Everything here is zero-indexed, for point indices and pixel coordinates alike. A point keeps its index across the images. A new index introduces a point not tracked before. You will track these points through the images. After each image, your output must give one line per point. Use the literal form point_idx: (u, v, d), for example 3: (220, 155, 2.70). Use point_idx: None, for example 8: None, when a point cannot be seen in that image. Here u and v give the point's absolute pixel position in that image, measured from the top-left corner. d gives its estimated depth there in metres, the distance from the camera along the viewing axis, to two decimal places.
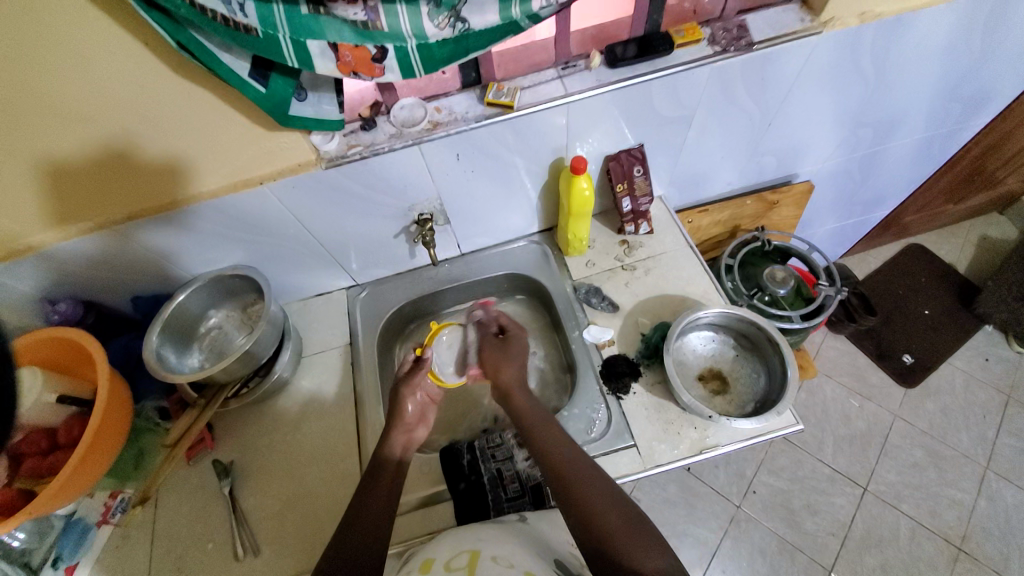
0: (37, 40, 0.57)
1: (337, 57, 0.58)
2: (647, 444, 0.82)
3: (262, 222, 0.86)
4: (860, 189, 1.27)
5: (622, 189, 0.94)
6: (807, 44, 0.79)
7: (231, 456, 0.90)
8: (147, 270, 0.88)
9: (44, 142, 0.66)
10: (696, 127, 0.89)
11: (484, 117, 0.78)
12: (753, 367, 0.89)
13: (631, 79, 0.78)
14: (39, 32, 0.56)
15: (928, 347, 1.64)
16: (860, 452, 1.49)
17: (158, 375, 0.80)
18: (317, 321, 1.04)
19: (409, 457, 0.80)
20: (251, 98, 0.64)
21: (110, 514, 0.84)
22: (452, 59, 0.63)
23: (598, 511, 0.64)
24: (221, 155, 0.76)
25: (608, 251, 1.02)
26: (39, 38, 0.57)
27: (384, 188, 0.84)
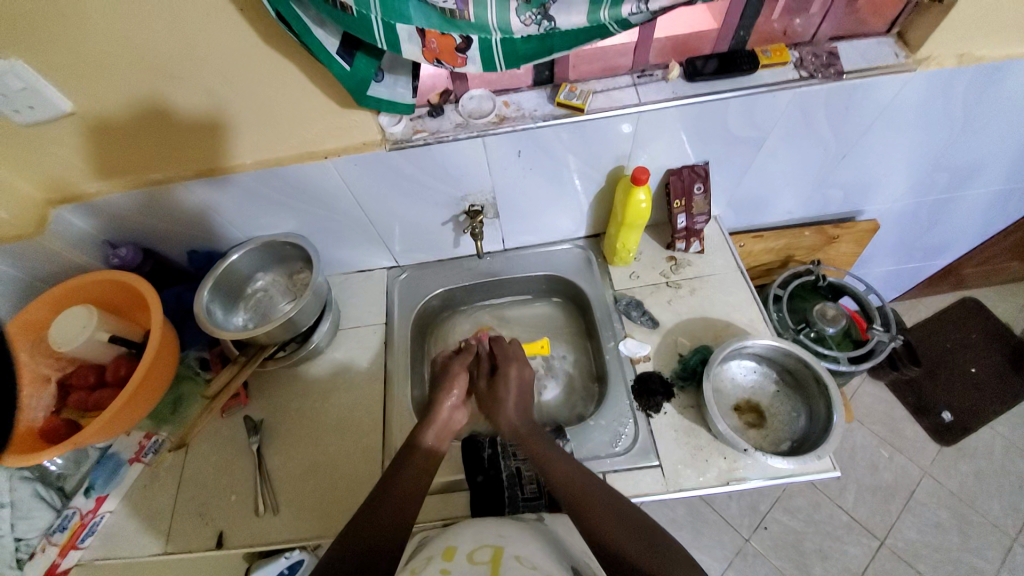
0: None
1: (423, 43, 0.58)
2: (671, 466, 0.81)
3: (319, 194, 0.87)
4: (925, 234, 1.21)
5: (679, 205, 0.91)
6: (899, 80, 0.75)
7: (263, 416, 0.93)
8: (206, 226, 0.91)
9: (130, 97, 0.70)
10: (765, 151, 0.87)
11: (553, 117, 0.77)
12: (793, 405, 0.86)
13: (708, 95, 0.76)
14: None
15: (971, 407, 1.55)
16: (882, 504, 1.43)
17: (206, 330, 0.83)
18: (357, 297, 1.06)
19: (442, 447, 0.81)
20: (335, 74, 0.64)
21: (142, 454, 0.88)
22: (533, 57, 0.62)
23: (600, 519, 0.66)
24: (291, 124, 0.77)
25: (653, 266, 1.00)
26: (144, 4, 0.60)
27: (442, 175, 0.85)
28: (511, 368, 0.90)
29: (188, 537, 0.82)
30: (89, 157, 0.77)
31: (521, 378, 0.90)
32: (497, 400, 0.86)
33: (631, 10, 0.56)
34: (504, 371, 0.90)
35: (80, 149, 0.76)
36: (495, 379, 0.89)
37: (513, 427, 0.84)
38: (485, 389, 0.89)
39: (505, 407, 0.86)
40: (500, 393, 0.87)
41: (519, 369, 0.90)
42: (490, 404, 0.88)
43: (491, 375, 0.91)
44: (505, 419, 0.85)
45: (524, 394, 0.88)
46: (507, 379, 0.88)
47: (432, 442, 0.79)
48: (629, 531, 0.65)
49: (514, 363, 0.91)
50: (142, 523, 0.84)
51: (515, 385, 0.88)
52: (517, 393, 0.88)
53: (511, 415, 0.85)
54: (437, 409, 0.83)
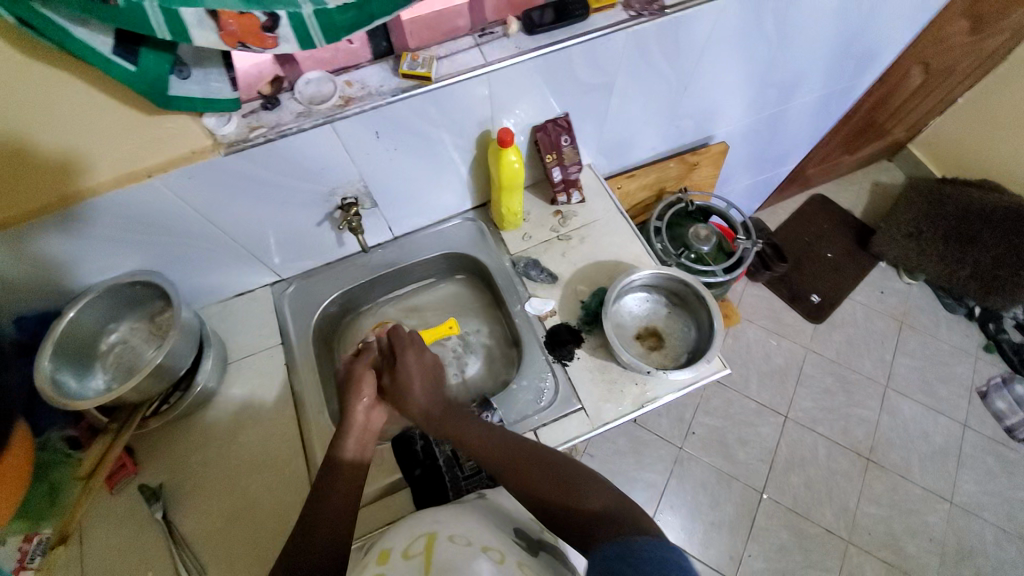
0: None
1: (219, 27, 0.51)
2: (594, 405, 0.85)
3: (160, 221, 0.76)
4: (770, 145, 1.36)
5: (551, 160, 0.93)
6: (717, 8, 0.82)
7: (160, 479, 0.83)
8: (24, 286, 0.76)
9: None
10: (618, 94, 0.90)
11: (402, 89, 0.73)
12: (683, 321, 0.94)
13: (551, 45, 0.76)
14: None
15: (833, 286, 1.82)
16: (780, 385, 1.65)
17: (58, 404, 0.71)
18: (242, 323, 0.96)
19: (368, 455, 0.77)
20: (120, 78, 0.55)
21: (28, 559, 0.74)
22: (355, 28, 0.56)
23: (526, 468, 0.69)
24: (87, 146, 0.65)
25: (543, 223, 1.02)
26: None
27: (300, 173, 0.78)
28: (410, 355, 0.85)
29: None
30: None
31: (424, 364, 0.85)
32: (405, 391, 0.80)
33: None
34: (402, 357, 0.84)
35: None
36: (395, 369, 0.83)
37: (425, 413, 0.80)
38: (388, 376, 0.84)
39: (410, 391, 0.81)
40: (406, 381, 0.82)
41: (418, 356, 0.85)
42: (394, 394, 0.82)
43: (392, 368, 0.85)
44: (414, 404, 0.80)
45: (431, 371, 0.84)
46: (408, 363, 0.83)
47: (357, 454, 0.75)
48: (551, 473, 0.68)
49: (412, 350, 0.85)
50: None
51: (420, 368, 0.84)
52: (420, 372, 0.83)
53: (420, 399, 0.81)
54: (351, 414, 0.78)
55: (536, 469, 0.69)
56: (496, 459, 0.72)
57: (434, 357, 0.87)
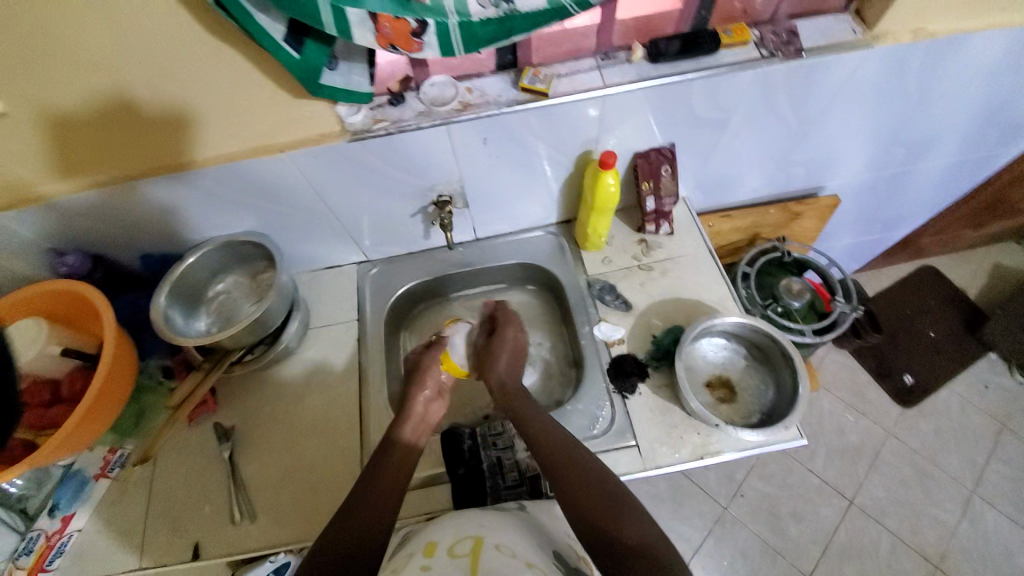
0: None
1: (376, 28, 0.55)
2: (649, 445, 0.82)
3: (278, 191, 0.84)
4: (884, 206, 1.25)
5: (646, 188, 0.92)
6: (857, 57, 0.77)
7: (233, 422, 0.90)
8: (160, 229, 0.87)
9: (61, 94, 0.65)
10: (731, 132, 0.88)
11: (517, 102, 0.76)
12: (761, 379, 0.89)
13: (671, 76, 0.76)
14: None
15: (930, 369, 1.63)
16: (849, 466, 1.50)
17: (167, 338, 0.79)
18: (326, 295, 1.03)
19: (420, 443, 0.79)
20: (283, 63, 0.61)
21: (108, 469, 0.85)
22: (492, 41, 0.60)
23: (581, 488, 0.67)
24: (240, 118, 0.74)
25: (625, 249, 1.01)
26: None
27: (406, 166, 0.82)
28: (507, 334, 0.94)
29: (161, 552, 0.80)
30: (23, 161, 0.72)
31: (515, 346, 0.93)
32: (493, 352, 0.91)
33: None
34: (501, 333, 0.94)
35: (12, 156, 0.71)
36: (492, 336, 0.95)
37: (501, 385, 0.87)
38: (482, 346, 0.95)
39: (498, 362, 0.90)
40: (495, 352, 0.91)
41: (512, 335, 0.94)
42: (483, 358, 0.93)
43: (489, 334, 0.97)
44: (494, 375, 0.88)
45: (518, 355, 0.93)
46: (504, 339, 0.93)
47: (410, 437, 0.78)
48: (604, 500, 0.65)
49: (510, 330, 0.95)
50: (112, 540, 0.81)
51: (513, 347, 0.93)
52: (510, 354, 0.92)
53: (501, 368, 0.89)
54: (411, 403, 0.82)
55: (590, 493, 0.66)
56: (559, 469, 0.70)
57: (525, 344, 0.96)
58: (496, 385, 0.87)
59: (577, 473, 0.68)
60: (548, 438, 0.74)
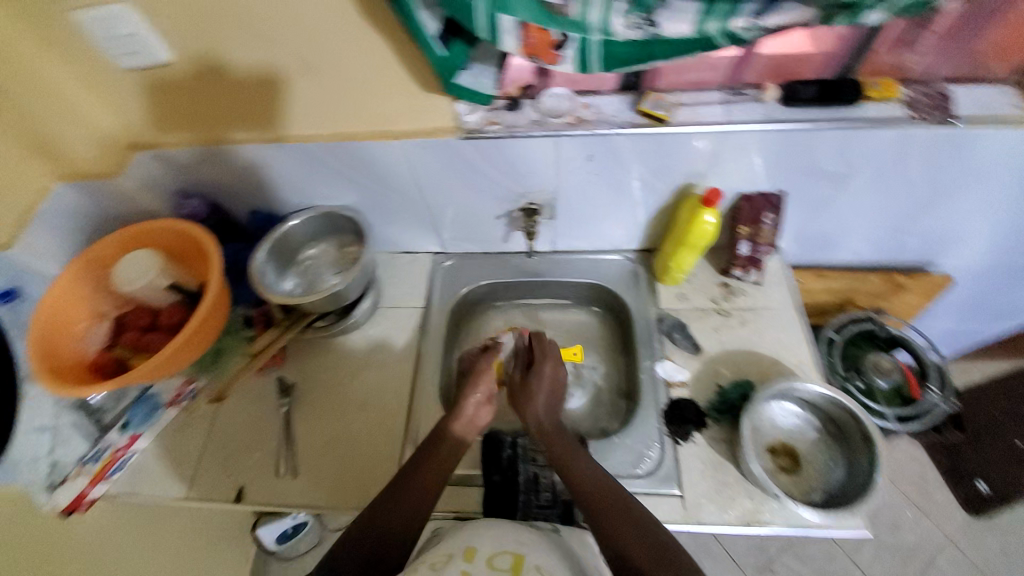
0: None
1: (523, 37, 0.57)
2: (695, 499, 0.78)
3: (379, 171, 0.87)
4: (997, 297, 1.13)
5: (743, 232, 0.88)
6: (1011, 135, 0.70)
7: (294, 379, 0.94)
8: (268, 188, 0.93)
9: (219, 50, 0.72)
10: (847, 190, 0.82)
11: (631, 125, 0.75)
12: (830, 456, 0.82)
13: (803, 122, 0.72)
14: None
15: (1010, 481, 1.46)
16: (898, 569, 1.36)
17: (257, 289, 0.85)
18: (399, 277, 1.06)
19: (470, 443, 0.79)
20: (429, 58, 0.63)
21: (179, 399, 0.90)
22: (630, 62, 0.60)
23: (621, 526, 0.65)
24: (368, 102, 0.78)
25: (704, 290, 0.97)
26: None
27: (505, 169, 0.83)
28: (545, 368, 0.85)
29: (209, 487, 0.84)
30: (173, 106, 0.81)
31: (554, 380, 0.85)
32: (530, 396, 0.81)
33: (743, 25, 0.54)
34: (541, 365, 0.85)
35: (165, 100, 0.80)
36: (530, 375, 0.84)
37: (540, 422, 0.80)
38: (518, 383, 0.85)
39: (534, 402, 0.81)
40: (533, 388, 0.82)
41: (552, 371, 0.85)
42: (518, 394, 0.84)
43: (527, 370, 0.86)
44: (532, 415, 0.81)
45: (557, 388, 0.85)
46: (540, 373, 0.84)
47: (461, 433, 0.77)
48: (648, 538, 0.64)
49: (549, 363, 0.86)
50: (169, 465, 0.87)
51: (551, 386, 0.84)
52: (550, 388, 0.84)
53: (540, 411, 0.81)
54: (461, 406, 0.79)
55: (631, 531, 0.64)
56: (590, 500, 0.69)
57: (564, 379, 0.87)
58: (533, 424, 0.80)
59: (619, 507, 0.67)
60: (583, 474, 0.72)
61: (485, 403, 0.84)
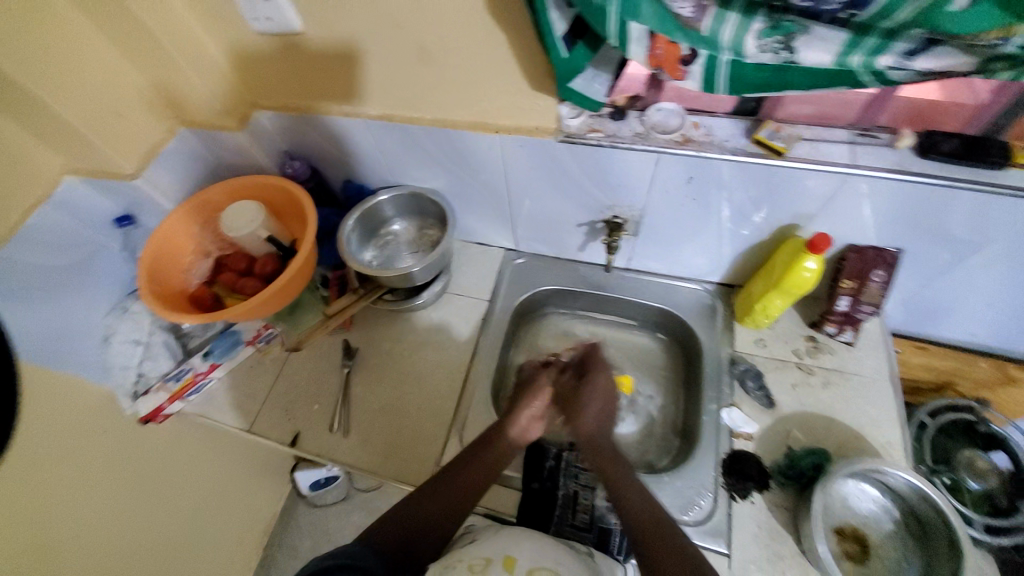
0: None
1: (650, 48, 0.55)
2: (742, 563, 0.72)
3: (472, 162, 0.89)
4: None
5: (846, 287, 0.80)
6: None
7: (359, 344, 0.99)
8: (366, 162, 0.98)
9: (345, 26, 0.75)
10: (979, 260, 0.73)
11: (743, 153, 0.70)
12: (906, 555, 0.73)
13: (941, 179, 0.64)
14: None
15: None
16: None
17: (342, 255, 0.90)
18: (471, 267, 1.08)
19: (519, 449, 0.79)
20: (551, 59, 0.63)
21: (257, 340, 0.98)
22: (761, 87, 0.57)
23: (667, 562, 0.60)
24: (477, 93, 0.79)
25: (786, 339, 0.90)
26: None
27: (598, 179, 0.82)
28: (600, 378, 0.86)
29: (269, 428, 0.90)
30: (295, 74, 0.85)
31: (607, 391, 0.86)
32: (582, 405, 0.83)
33: (891, 64, 0.49)
34: (593, 376, 0.86)
35: (289, 68, 0.85)
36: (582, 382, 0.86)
37: (591, 434, 0.81)
38: (569, 389, 0.86)
39: (585, 413, 0.82)
40: (585, 399, 0.84)
41: (606, 379, 0.87)
42: (569, 402, 0.85)
43: (579, 378, 0.88)
44: (583, 425, 0.82)
45: (609, 400, 0.85)
46: (594, 385, 0.85)
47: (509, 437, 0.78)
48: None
49: (603, 372, 0.87)
50: (238, 398, 0.94)
51: (603, 395, 0.85)
52: (603, 397, 0.85)
53: (590, 420, 0.82)
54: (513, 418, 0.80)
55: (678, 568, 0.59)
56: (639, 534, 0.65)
57: (615, 388, 0.88)
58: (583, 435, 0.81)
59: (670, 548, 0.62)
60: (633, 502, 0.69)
61: (535, 416, 0.82)
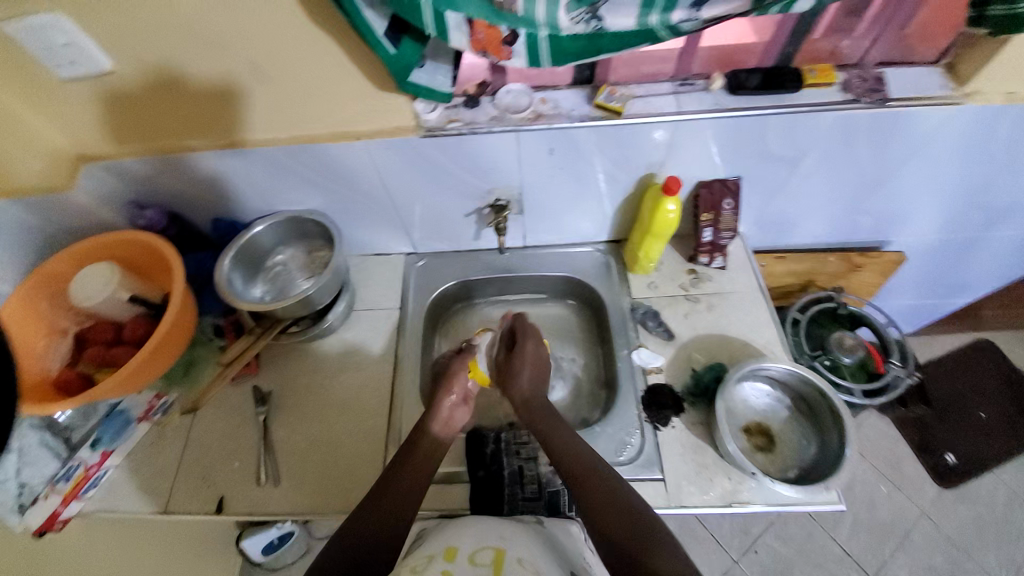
0: None
1: (471, 33, 0.58)
2: (675, 482, 0.80)
3: (343, 173, 0.87)
4: (948, 272, 1.19)
5: (706, 219, 0.91)
6: (945, 113, 0.74)
7: (271, 387, 0.94)
8: (231, 196, 0.92)
9: (163, 57, 0.70)
10: (800, 172, 0.86)
11: (588, 118, 0.77)
12: (803, 434, 0.85)
13: (749, 110, 0.75)
14: None
15: (976, 451, 1.52)
16: (876, 541, 1.41)
17: (224, 297, 0.84)
18: (373, 280, 1.06)
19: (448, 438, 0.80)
20: (379, 57, 0.64)
21: (151, 413, 0.90)
22: (581, 55, 0.62)
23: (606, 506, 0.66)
24: (327, 104, 0.78)
25: (673, 277, 0.99)
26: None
27: (470, 167, 0.85)
28: (527, 346, 0.89)
29: (188, 501, 0.83)
30: (122, 117, 0.79)
31: (537, 358, 0.89)
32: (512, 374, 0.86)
33: (681, 18, 0.56)
34: (520, 346, 0.89)
35: (113, 112, 0.78)
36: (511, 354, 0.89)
37: (525, 399, 0.84)
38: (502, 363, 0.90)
39: (518, 379, 0.85)
40: (516, 367, 0.87)
41: (534, 346, 0.89)
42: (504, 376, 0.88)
43: (510, 349, 0.91)
44: (517, 391, 0.85)
45: (540, 365, 0.88)
46: (522, 353, 0.88)
47: (438, 433, 0.79)
48: (636, 526, 0.64)
49: (531, 341, 0.90)
50: (145, 480, 0.85)
51: (534, 362, 0.88)
52: (534, 364, 0.88)
53: (524, 385, 0.85)
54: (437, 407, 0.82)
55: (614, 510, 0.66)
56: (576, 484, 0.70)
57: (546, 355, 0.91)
58: (521, 400, 0.84)
59: (604, 491, 0.68)
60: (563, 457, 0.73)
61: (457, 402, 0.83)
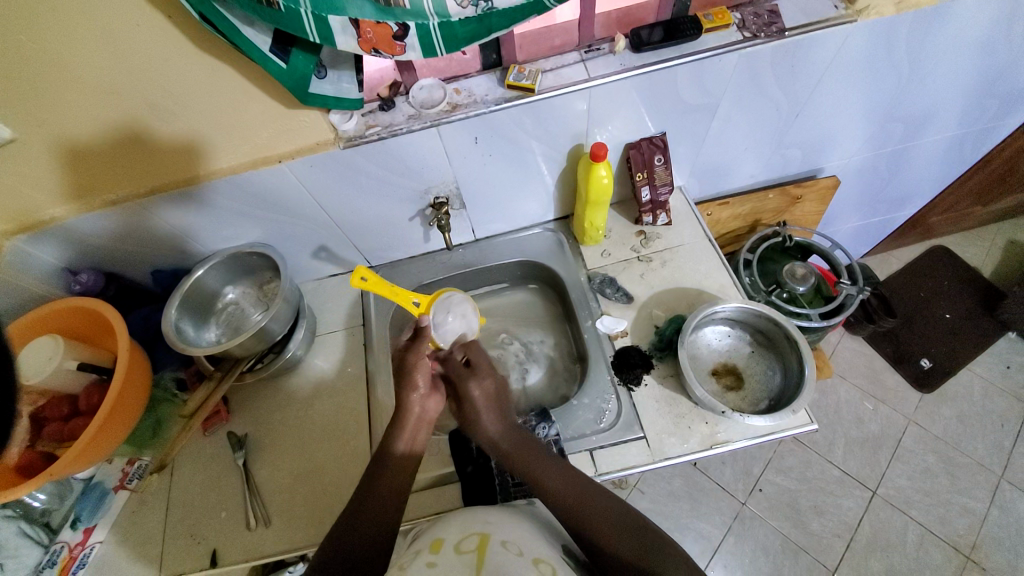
0: (70, 25, 0.59)
1: (359, 34, 0.58)
2: (656, 436, 0.81)
3: (279, 201, 0.86)
4: (886, 187, 1.24)
5: (641, 178, 0.92)
6: (842, 32, 0.77)
7: (246, 430, 0.92)
8: (167, 245, 0.90)
9: (56, 114, 0.67)
10: (720, 117, 0.88)
11: (503, 100, 0.77)
12: (768, 364, 0.88)
13: (656, 64, 0.76)
14: (64, 10, 0.57)
15: (950, 352, 1.59)
16: (871, 456, 1.46)
17: (175, 347, 0.82)
18: (332, 301, 1.05)
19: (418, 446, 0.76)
20: (271, 73, 0.63)
21: (127, 480, 0.87)
22: (474, 39, 0.62)
23: (595, 512, 0.65)
24: (240, 131, 0.76)
25: (624, 242, 1.01)
26: (79, 19, 0.59)
27: (401, 170, 0.84)
28: (472, 386, 0.78)
29: (179, 560, 0.81)
30: (24, 185, 0.75)
31: (485, 390, 0.79)
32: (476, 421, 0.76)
33: None
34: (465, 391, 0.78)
35: (13, 182, 0.74)
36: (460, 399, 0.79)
37: (495, 444, 0.75)
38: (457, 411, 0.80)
39: (482, 425, 0.76)
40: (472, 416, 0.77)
41: (479, 385, 0.79)
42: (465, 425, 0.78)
43: (457, 398, 0.80)
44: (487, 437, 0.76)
45: (495, 397, 0.79)
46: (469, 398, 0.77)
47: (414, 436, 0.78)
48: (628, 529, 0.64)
49: (473, 379, 0.79)
50: (133, 551, 0.82)
51: (487, 394, 0.78)
52: (486, 401, 0.78)
53: (491, 428, 0.76)
54: (406, 404, 0.76)
55: (605, 515, 0.65)
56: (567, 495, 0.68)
57: (499, 379, 0.81)
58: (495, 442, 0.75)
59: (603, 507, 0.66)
60: (553, 481, 0.69)
61: (425, 394, 0.77)
